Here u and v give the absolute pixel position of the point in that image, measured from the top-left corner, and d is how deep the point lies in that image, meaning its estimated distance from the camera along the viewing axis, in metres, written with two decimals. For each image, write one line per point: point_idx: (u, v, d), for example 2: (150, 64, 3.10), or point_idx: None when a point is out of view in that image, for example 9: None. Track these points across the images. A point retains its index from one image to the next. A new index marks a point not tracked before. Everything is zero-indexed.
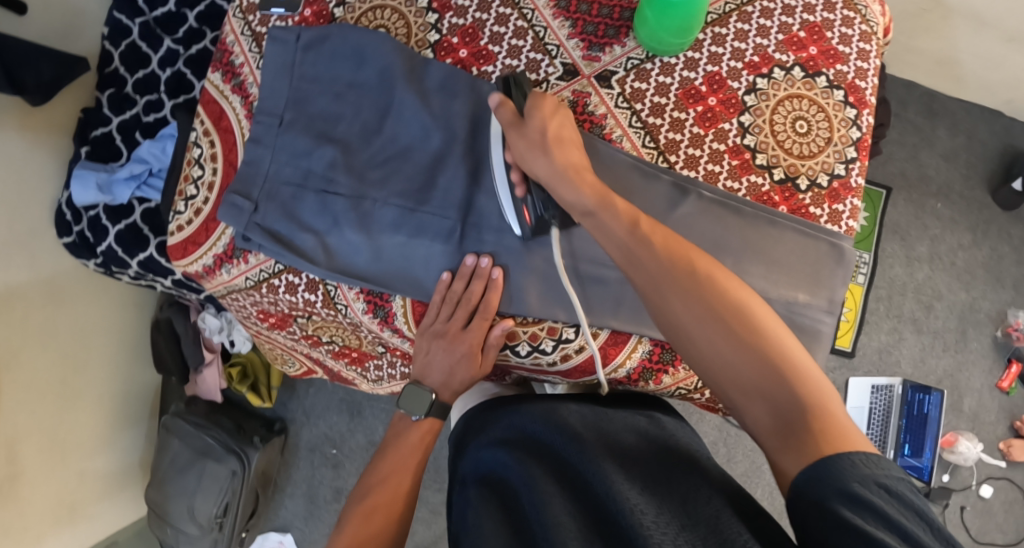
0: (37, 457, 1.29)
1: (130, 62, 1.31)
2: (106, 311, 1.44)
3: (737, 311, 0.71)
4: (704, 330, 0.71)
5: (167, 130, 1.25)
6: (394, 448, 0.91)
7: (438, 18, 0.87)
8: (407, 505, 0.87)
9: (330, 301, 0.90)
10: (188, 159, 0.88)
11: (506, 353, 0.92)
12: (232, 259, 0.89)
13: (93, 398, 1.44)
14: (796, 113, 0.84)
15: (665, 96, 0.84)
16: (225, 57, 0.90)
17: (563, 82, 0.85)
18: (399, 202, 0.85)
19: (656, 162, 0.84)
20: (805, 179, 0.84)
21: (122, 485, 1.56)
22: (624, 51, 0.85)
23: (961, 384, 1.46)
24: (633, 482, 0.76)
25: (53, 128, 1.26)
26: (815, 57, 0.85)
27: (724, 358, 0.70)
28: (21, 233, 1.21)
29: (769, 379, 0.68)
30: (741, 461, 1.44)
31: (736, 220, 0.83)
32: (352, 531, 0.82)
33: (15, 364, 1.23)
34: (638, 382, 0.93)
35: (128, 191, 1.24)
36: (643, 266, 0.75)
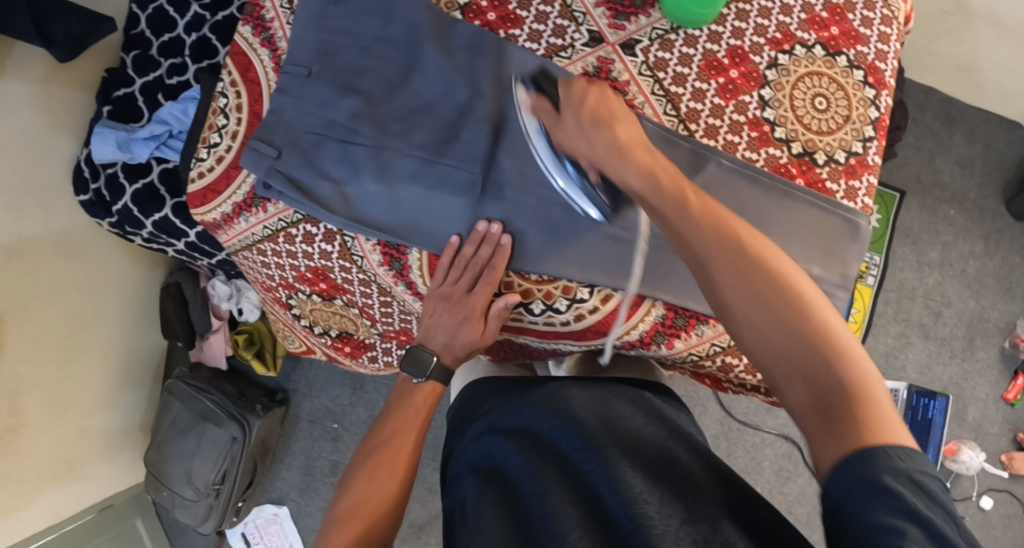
0: (38, 408, 1.32)
1: (156, 25, 1.32)
2: (118, 270, 1.45)
3: (789, 294, 0.67)
4: (754, 313, 0.67)
5: (190, 92, 1.27)
6: (399, 409, 0.88)
7: None
8: (410, 465, 0.84)
9: (346, 252, 0.91)
10: (214, 107, 0.89)
11: (519, 312, 0.92)
12: (251, 208, 0.90)
13: (100, 357, 1.45)
14: (815, 90, 0.85)
15: (688, 66, 0.84)
16: (256, 11, 0.92)
17: (588, 49, 0.85)
18: (419, 154, 0.86)
19: (675, 130, 0.83)
20: (823, 154, 0.84)
21: (124, 447, 1.56)
22: (649, 21, 0.85)
23: (966, 393, 1.45)
24: (636, 469, 0.75)
25: (74, 86, 1.29)
26: (837, 37, 0.85)
27: (764, 332, 0.66)
28: (38, 184, 1.26)
29: (810, 356, 0.64)
30: (740, 457, 1.45)
31: (753, 190, 0.82)
32: (361, 492, 0.80)
33: (18, 315, 1.25)
34: (650, 346, 0.92)
35: (148, 150, 1.26)
36: (696, 249, 0.70)
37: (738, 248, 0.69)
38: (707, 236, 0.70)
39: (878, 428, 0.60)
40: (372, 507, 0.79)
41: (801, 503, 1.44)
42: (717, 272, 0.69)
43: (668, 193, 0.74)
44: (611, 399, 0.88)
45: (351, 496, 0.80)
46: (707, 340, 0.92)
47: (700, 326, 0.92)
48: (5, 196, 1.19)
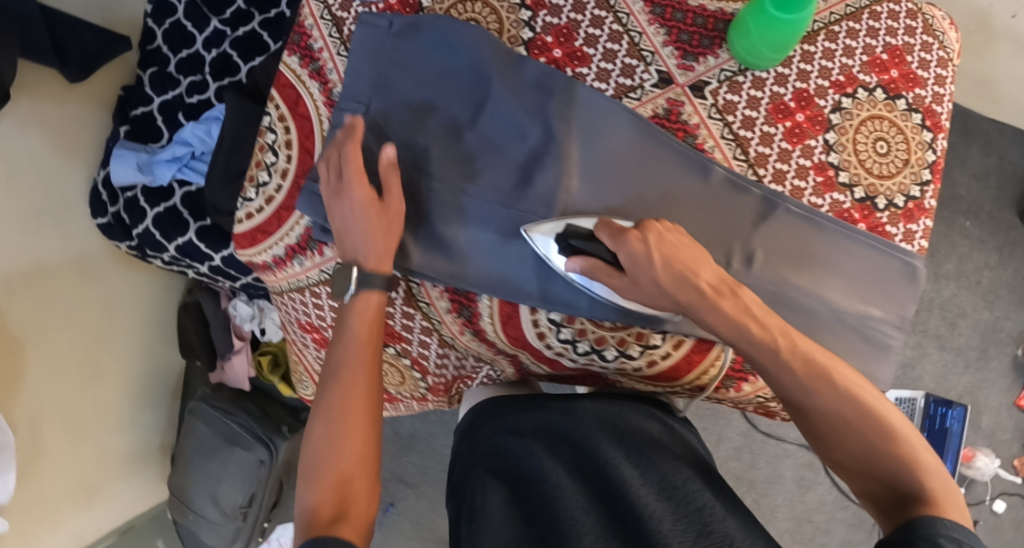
0: (58, 434, 1.26)
1: (174, 40, 1.28)
2: (135, 291, 1.40)
3: (871, 417, 0.76)
4: (846, 434, 0.76)
5: (213, 112, 1.24)
6: (343, 350, 0.84)
7: (532, 16, 0.89)
8: (370, 405, 0.82)
9: (412, 298, 0.96)
10: (263, 144, 0.91)
11: (592, 357, 0.96)
12: (306, 251, 0.93)
13: (118, 378, 1.39)
14: (877, 134, 0.87)
15: (756, 109, 0.87)
16: (302, 40, 0.92)
17: (657, 89, 0.88)
18: (488, 199, 0.88)
19: (746, 175, 0.86)
20: (883, 199, 0.88)
21: (143, 467, 1.52)
22: (718, 62, 0.88)
23: (981, 401, 1.49)
24: (651, 486, 0.77)
25: (89, 105, 1.24)
26: (896, 79, 0.88)
27: (851, 448, 0.76)
28: (55, 206, 1.21)
29: (890, 465, 0.74)
30: (763, 468, 1.47)
31: (817, 236, 0.86)
32: (324, 439, 0.78)
33: (40, 339, 1.19)
34: (718, 389, 0.96)
35: (170, 172, 1.23)
36: (793, 394, 0.78)
37: (827, 382, 0.77)
38: (800, 375, 0.78)
39: (944, 509, 0.70)
40: (348, 460, 0.77)
41: (820, 510, 1.47)
42: (807, 403, 0.78)
43: (760, 342, 0.79)
44: (629, 417, 0.90)
45: (316, 449, 0.78)
46: None
47: None
48: (22, 220, 1.14)
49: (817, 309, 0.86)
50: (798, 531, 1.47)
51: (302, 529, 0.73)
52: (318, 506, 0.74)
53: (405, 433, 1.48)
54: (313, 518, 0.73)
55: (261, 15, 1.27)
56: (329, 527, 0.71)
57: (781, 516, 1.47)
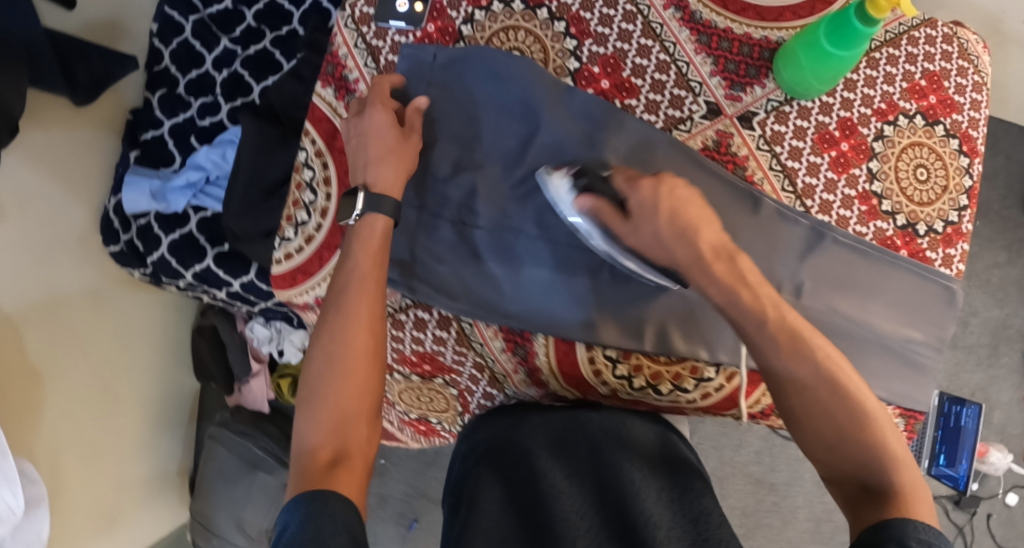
0: (79, 466, 1.22)
1: (182, 61, 1.24)
2: (147, 316, 1.37)
3: (851, 401, 0.72)
4: (824, 413, 0.72)
5: (227, 135, 1.21)
6: (344, 279, 0.83)
7: (577, 44, 0.94)
8: (374, 341, 0.81)
9: (465, 338, 0.97)
10: (300, 180, 0.97)
11: (647, 391, 0.95)
12: None
13: (134, 405, 1.36)
14: (917, 161, 0.90)
15: (802, 140, 0.90)
16: (337, 71, 0.98)
17: (706, 121, 0.92)
18: (537, 237, 0.93)
19: (794, 207, 0.89)
20: (923, 225, 0.90)
21: (161, 492, 1.48)
22: (765, 92, 0.91)
23: (992, 397, 1.52)
24: (649, 494, 0.78)
25: (97, 130, 1.20)
26: (935, 105, 0.90)
27: (825, 428, 0.72)
28: (66, 234, 1.17)
29: (863, 452, 0.71)
30: (783, 471, 1.49)
31: (862, 263, 0.88)
32: (323, 371, 0.78)
33: (56, 371, 1.16)
34: (771, 418, 0.94)
35: (185, 199, 1.20)
36: (773, 366, 0.74)
37: (809, 356, 0.73)
38: (783, 354, 0.74)
39: (913, 506, 0.67)
40: (345, 403, 0.77)
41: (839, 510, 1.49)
42: (786, 376, 0.74)
43: (748, 309, 0.75)
44: (628, 423, 0.90)
45: (314, 385, 0.78)
46: None
47: None
48: (33, 250, 1.10)
49: (860, 334, 0.88)
50: (820, 531, 1.48)
51: (298, 471, 0.74)
52: (315, 449, 0.74)
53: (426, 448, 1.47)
54: (309, 461, 0.73)
55: (272, 33, 1.24)
56: (325, 475, 0.72)
57: (802, 518, 1.48)
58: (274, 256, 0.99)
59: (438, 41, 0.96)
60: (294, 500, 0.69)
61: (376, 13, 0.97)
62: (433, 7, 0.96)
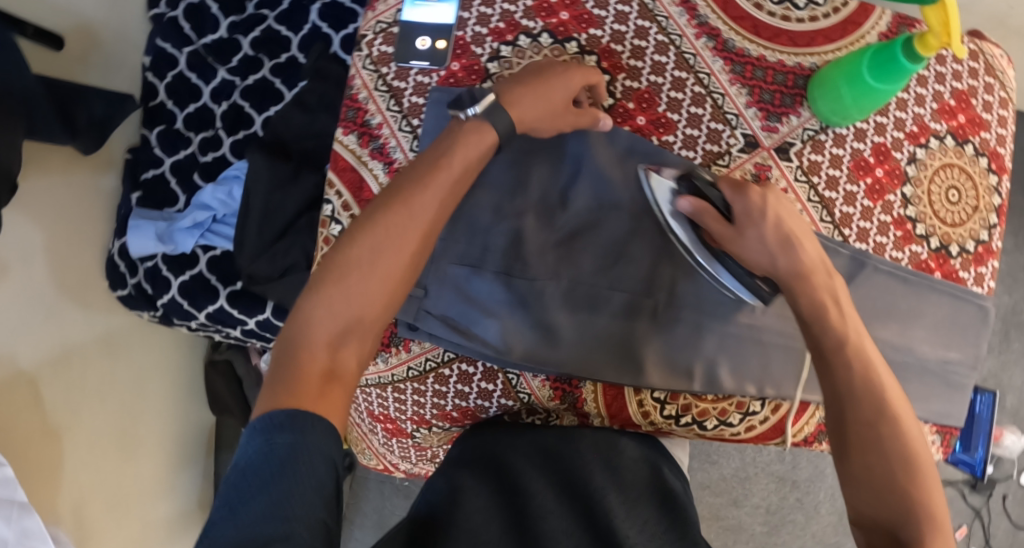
0: (104, 515, 1.20)
1: (180, 95, 1.20)
2: (159, 356, 1.34)
3: (910, 453, 0.72)
4: (884, 450, 0.72)
5: (232, 171, 1.18)
6: (426, 173, 0.79)
7: (611, 79, 0.92)
8: (421, 253, 0.78)
9: (512, 390, 0.95)
10: (328, 236, 0.92)
11: (692, 428, 0.96)
12: (391, 347, 0.94)
13: (153, 446, 1.33)
14: (949, 183, 0.91)
15: (839, 168, 0.89)
16: (358, 115, 0.94)
17: (745, 154, 0.90)
18: (577, 279, 0.91)
19: (832, 236, 0.88)
20: (956, 246, 0.91)
21: (185, 531, 1.45)
22: (800, 121, 0.90)
23: (1004, 382, 1.54)
24: (634, 533, 0.77)
25: (98, 173, 1.17)
26: (964, 124, 0.91)
27: (873, 459, 0.72)
28: (73, 284, 1.14)
29: (900, 500, 0.70)
30: (805, 467, 1.50)
31: (902, 289, 0.88)
32: (362, 248, 0.74)
33: (75, 424, 1.13)
34: (812, 444, 0.98)
35: (193, 240, 1.16)
36: (843, 388, 0.76)
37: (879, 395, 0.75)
38: (855, 380, 0.75)
39: None
40: (366, 312, 0.74)
41: None
42: (847, 399, 0.75)
43: (832, 326, 0.79)
44: (623, 448, 0.88)
45: (348, 274, 0.74)
46: None
47: None
48: (42, 305, 1.06)
49: (902, 359, 0.89)
50: (842, 524, 1.50)
51: (290, 363, 0.70)
52: (316, 346, 0.71)
53: None
54: (307, 360, 0.70)
55: (271, 61, 1.21)
56: (319, 378, 0.69)
57: (826, 512, 1.49)
58: None
59: (465, 80, 0.93)
60: (275, 411, 0.66)
61: (396, 53, 0.94)
62: (457, 43, 0.94)
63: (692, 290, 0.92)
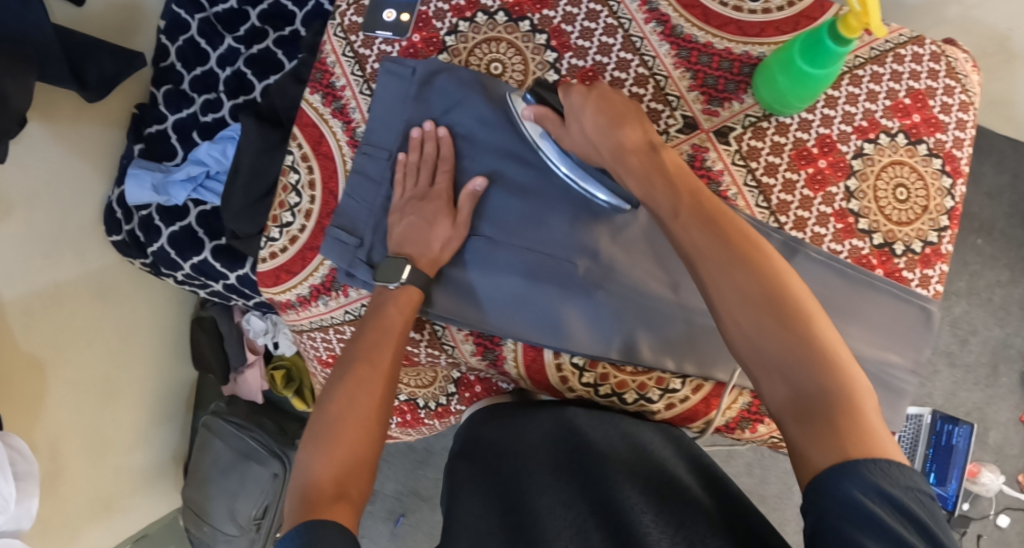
0: (80, 453, 1.27)
1: (188, 58, 1.28)
2: (148, 309, 1.40)
3: (775, 293, 0.70)
4: (737, 315, 0.71)
5: (227, 132, 1.24)
6: (376, 334, 0.88)
7: (556, 57, 0.98)
8: (389, 387, 0.86)
9: (437, 341, 1.02)
10: (286, 185, 1.01)
11: (613, 399, 0.98)
12: (331, 291, 1.02)
13: (133, 394, 1.40)
14: (897, 180, 0.93)
15: (779, 155, 0.93)
16: (326, 78, 1.03)
17: (682, 135, 0.95)
18: (514, 244, 0.96)
19: (767, 222, 0.93)
20: (901, 245, 0.92)
21: (156, 479, 1.52)
22: (743, 107, 0.95)
23: (989, 417, 1.50)
24: (636, 487, 0.80)
25: (105, 126, 1.25)
26: (919, 124, 0.93)
27: (742, 325, 0.71)
28: (71, 229, 1.21)
29: (788, 349, 0.68)
30: (774, 483, 1.47)
31: (840, 282, 0.90)
32: (341, 405, 0.81)
33: (59, 360, 1.20)
34: (735, 431, 0.97)
35: (185, 193, 1.23)
36: (689, 252, 0.75)
37: (725, 246, 0.73)
38: (699, 238, 0.75)
39: (853, 420, 0.64)
40: (359, 446, 0.79)
41: None
42: (702, 265, 0.74)
43: (663, 197, 0.79)
44: (618, 423, 0.93)
45: (331, 419, 0.81)
46: None
47: None
48: (39, 242, 1.13)
49: None
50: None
51: (300, 499, 0.74)
52: (321, 485, 0.75)
53: (419, 446, 1.50)
54: (315, 493, 0.74)
55: (275, 34, 1.27)
56: (328, 506, 0.72)
57: (792, 532, 1.46)
58: (260, 255, 1.02)
59: (423, 51, 1.01)
60: (292, 532, 0.69)
61: (365, 23, 1.02)
62: (420, 17, 1.01)
63: (618, 262, 0.95)
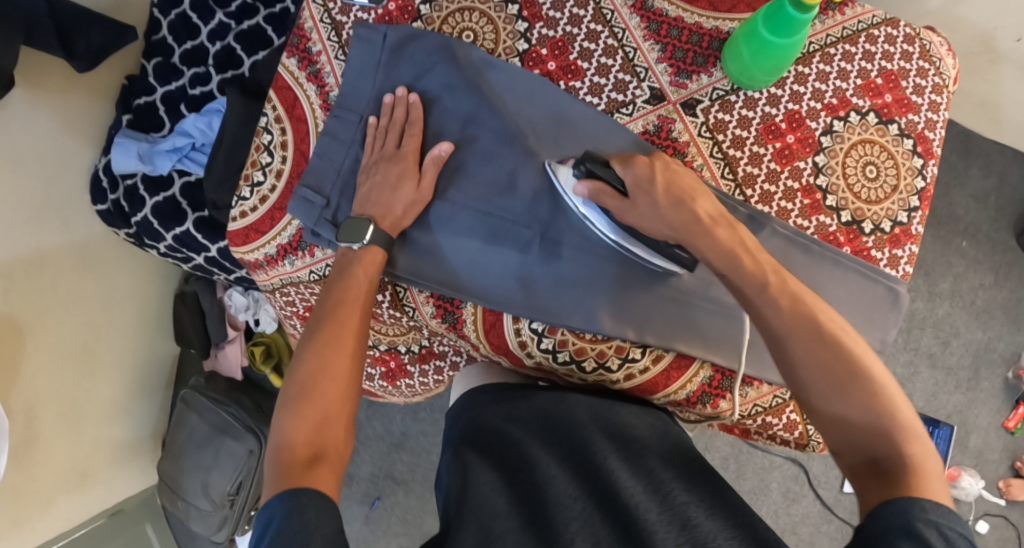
0: (55, 421, 1.27)
1: (179, 32, 1.29)
2: (131, 281, 1.41)
3: (861, 374, 0.74)
4: (824, 392, 0.74)
5: (215, 105, 1.25)
6: (342, 291, 0.89)
7: (527, 27, 1.00)
8: (358, 341, 0.86)
9: (399, 302, 1.05)
10: (258, 145, 1.02)
11: (572, 368, 1.02)
12: (297, 250, 1.04)
13: (113, 366, 1.40)
14: (867, 158, 0.97)
15: (747, 129, 0.97)
16: (302, 43, 1.04)
17: (649, 106, 0.99)
18: (476, 209, 0.98)
19: (732, 194, 0.96)
20: (870, 223, 0.97)
21: (134, 453, 1.52)
22: (711, 80, 0.98)
23: (970, 420, 1.49)
24: (638, 479, 0.82)
25: (94, 96, 1.26)
26: (890, 104, 0.97)
27: (829, 403, 0.74)
28: (56, 196, 1.22)
29: (872, 427, 0.72)
30: (749, 479, 1.48)
31: (804, 257, 0.95)
32: (312, 364, 0.81)
33: (39, 326, 1.20)
34: (696, 405, 1.02)
35: (170, 163, 1.25)
36: (776, 329, 0.78)
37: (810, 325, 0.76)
38: (783, 314, 0.78)
39: (925, 484, 0.68)
40: (330, 403, 0.79)
41: (805, 523, 1.48)
42: (785, 342, 0.77)
43: (744, 271, 0.81)
44: (619, 411, 0.95)
45: (299, 377, 0.81)
46: (750, 401, 1.02)
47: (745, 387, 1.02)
48: (24, 206, 1.14)
49: None
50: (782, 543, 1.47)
51: (275, 464, 0.74)
52: (295, 447, 0.75)
53: (396, 430, 1.50)
54: (289, 456, 0.74)
55: (265, 10, 1.29)
56: (305, 471, 0.72)
57: None
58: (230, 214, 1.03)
59: (398, 19, 1.02)
60: (274, 502, 0.69)
61: None
62: None
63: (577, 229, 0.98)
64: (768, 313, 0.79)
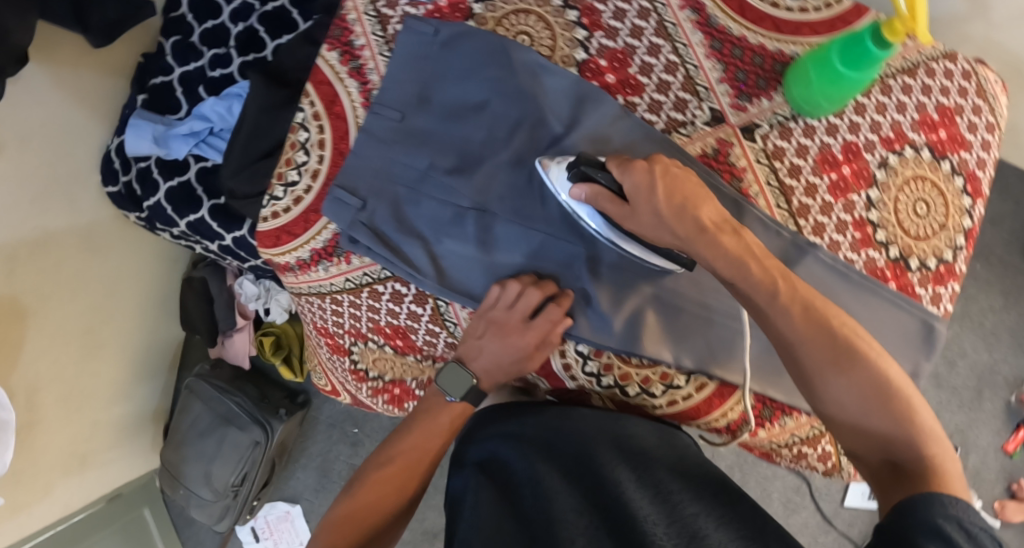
0: (56, 405, 1.24)
1: (200, 11, 1.24)
2: (138, 264, 1.37)
3: (877, 380, 0.78)
4: (842, 401, 0.79)
5: (235, 89, 1.20)
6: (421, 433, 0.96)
7: (587, 35, 0.98)
8: (417, 486, 0.95)
9: (438, 316, 1.02)
10: (294, 142, 0.99)
11: (614, 391, 1.01)
12: (331, 256, 1.02)
13: (115, 349, 1.37)
14: (918, 195, 0.97)
15: (803, 158, 0.97)
16: (344, 35, 1.00)
17: (709, 127, 0.97)
18: (518, 221, 0.97)
19: (785, 223, 0.96)
20: (917, 260, 0.98)
21: (134, 437, 1.49)
22: (772, 104, 0.97)
23: (970, 440, 1.51)
24: (643, 492, 0.82)
25: (108, 72, 1.21)
26: (945, 140, 0.98)
27: (847, 409, 0.79)
28: (65, 176, 1.17)
29: (892, 428, 0.77)
30: (752, 488, 1.49)
31: (843, 285, 0.95)
32: (364, 498, 0.92)
33: (43, 309, 1.17)
34: (735, 434, 1.01)
35: (186, 148, 1.20)
36: (790, 343, 0.81)
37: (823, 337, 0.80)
38: (797, 325, 0.80)
39: (947, 483, 0.72)
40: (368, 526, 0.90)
41: (803, 533, 1.50)
42: (800, 351, 0.80)
43: (755, 281, 0.82)
44: (621, 419, 0.95)
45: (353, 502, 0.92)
46: (786, 433, 1.02)
47: (783, 418, 1.01)
48: (32, 186, 1.10)
49: None
50: None
51: None
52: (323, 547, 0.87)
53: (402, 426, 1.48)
54: None
55: None
56: None
57: None
58: (262, 213, 1.00)
59: (449, 16, 0.99)
60: None
61: None
62: None
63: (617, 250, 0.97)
64: (781, 323, 0.82)
